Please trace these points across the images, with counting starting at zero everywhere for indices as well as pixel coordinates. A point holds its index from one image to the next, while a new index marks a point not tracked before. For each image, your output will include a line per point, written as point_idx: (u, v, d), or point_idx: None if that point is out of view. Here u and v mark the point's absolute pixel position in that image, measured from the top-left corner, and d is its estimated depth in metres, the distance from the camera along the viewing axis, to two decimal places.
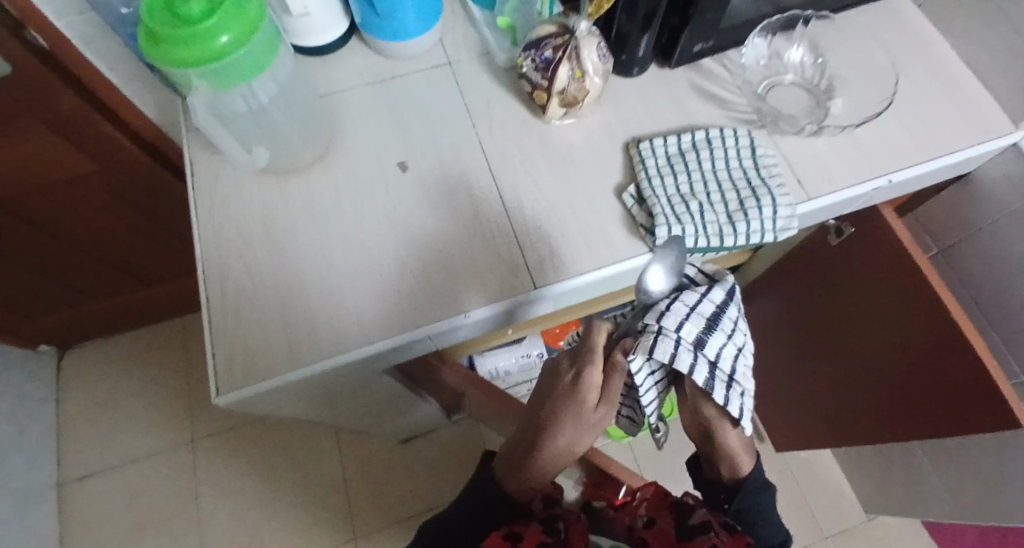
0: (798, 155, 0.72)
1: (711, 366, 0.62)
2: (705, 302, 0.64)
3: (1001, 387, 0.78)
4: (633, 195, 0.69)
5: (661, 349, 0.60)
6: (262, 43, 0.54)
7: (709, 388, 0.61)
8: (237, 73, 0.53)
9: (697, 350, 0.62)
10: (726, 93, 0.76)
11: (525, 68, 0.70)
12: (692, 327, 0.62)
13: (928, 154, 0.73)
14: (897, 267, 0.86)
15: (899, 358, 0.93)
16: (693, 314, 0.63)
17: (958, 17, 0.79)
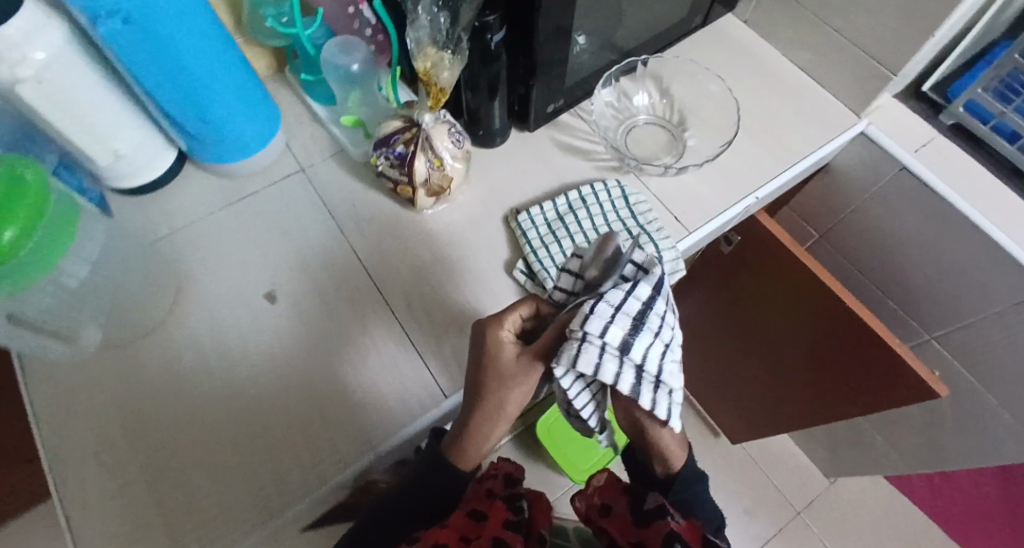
0: (669, 193, 0.72)
1: (640, 374, 0.52)
2: (631, 297, 0.51)
3: (910, 363, 0.81)
4: (524, 270, 0.67)
5: (585, 361, 0.50)
6: (57, 221, 0.48)
7: (637, 395, 0.52)
8: (34, 266, 0.46)
9: (623, 356, 0.51)
10: (589, 144, 0.76)
11: (381, 166, 0.66)
12: (616, 330, 0.51)
13: (786, 161, 0.75)
14: (787, 269, 0.89)
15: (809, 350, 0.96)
16: (619, 315, 0.51)
17: (782, 28, 0.84)
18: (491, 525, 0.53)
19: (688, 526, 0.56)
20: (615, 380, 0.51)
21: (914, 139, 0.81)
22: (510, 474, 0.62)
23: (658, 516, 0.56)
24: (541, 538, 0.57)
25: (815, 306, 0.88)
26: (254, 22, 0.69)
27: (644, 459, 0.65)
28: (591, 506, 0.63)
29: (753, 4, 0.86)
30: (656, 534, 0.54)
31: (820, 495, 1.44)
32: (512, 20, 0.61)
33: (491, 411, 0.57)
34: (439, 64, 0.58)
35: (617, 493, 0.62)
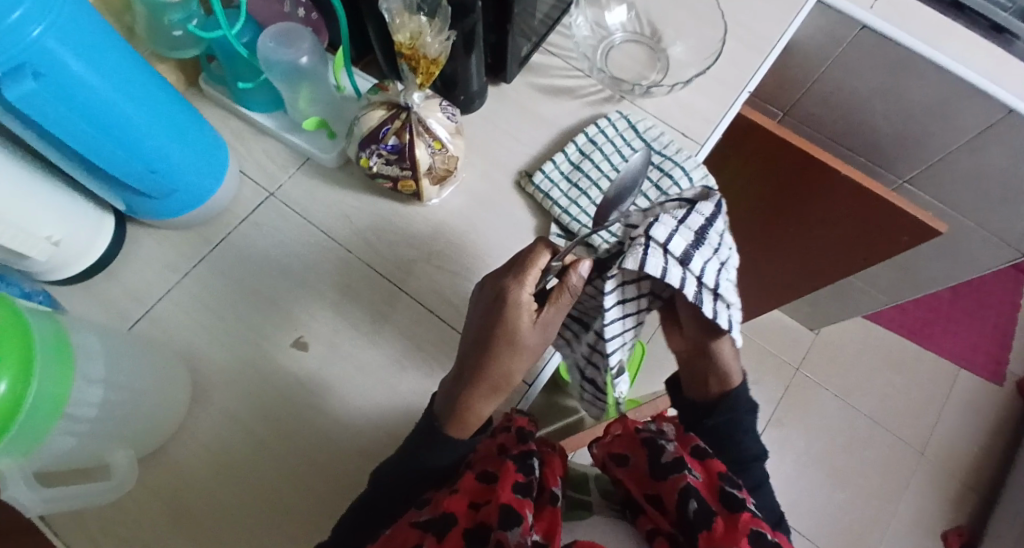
0: (670, 111, 0.68)
1: (702, 286, 0.45)
2: (695, 211, 0.45)
3: (912, 215, 0.82)
4: (560, 234, 0.62)
5: (651, 266, 0.42)
6: (50, 354, 0.38)
7: (698, 302, 0.45)
8: (39, 420, 0.37)
9: (685, 268, 0.43)
10: (572, 81, 0.70)
11: (374, 166, 0.58)
12: (679, 239, 0.43)
13: (763, 50, 0.71)
14: (774, 155, 0.88)
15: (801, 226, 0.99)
16: (683, 228, 0.44)
17: None
18: (495, 499, 0.41)
19: (707, 479, 0.46)
20: (678, 285, 0.43)
21: None
22: (523, 427, 0.51)
23: (675, 469, 0.46)
24: (555, 497, 0.43)
25: (806, 185, 0.89)
26: (159, 33, 0.55)
27: (692, 384, 0.57)
28: (605, 454, 0.52)
29: None
30: (672, 490, 0.45)
31: (810, 349, 1.41)
32: None
33: (496, 385, 0.48)
34: (422, 32, 0.50)
35: (636, 441, 0.51)
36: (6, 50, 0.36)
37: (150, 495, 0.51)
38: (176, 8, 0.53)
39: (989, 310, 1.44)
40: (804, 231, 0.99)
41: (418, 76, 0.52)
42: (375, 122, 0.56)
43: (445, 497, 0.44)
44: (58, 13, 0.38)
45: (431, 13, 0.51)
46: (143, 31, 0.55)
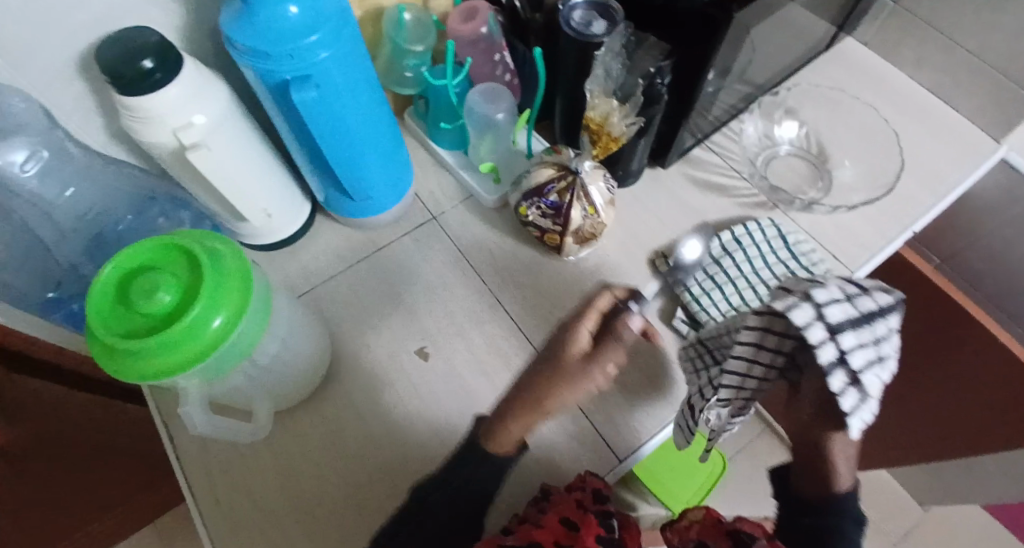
0: (822, 230, 0.69)
1: (843, 361, 0.45)
2: (867, 296, 0.47)
3: None
4: (684, 319, 0.63)
5: (798, 315, 0.45)
6: (257, 308, 0.46)
7: (829, 371, 0.45)
8: (232, 358, 0.44)
9: (832, 336, 0.45)
10: (728, 180, 0.74)
11: (530, 216, 0.64)
12: (839, 309, 0.45)
13: (938, 193, 0.71)
14: None
15: (935, 382, 0.92)
16: (848, 303, 0.46)
17: (908, 49, 0.79)
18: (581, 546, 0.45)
19: None
20: (816, 345, 0.45)
21: None
22: (600, 489, 0.51)
23: None
24: None
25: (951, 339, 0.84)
26: (392, 71, 0.65)
27: (798, 479, 0.53)
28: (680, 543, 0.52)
29: (878, 23, 0.80)
30: None
31: (916, 522, 1.27)
32: (678, 56, 0.56)
33: (531, 407, 0.51)
34: (611, 114, 0.59)
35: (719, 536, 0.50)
36: (300, 62, 0.45)
37: (268, 449, 0.57)
38: (413, 55, 0.63)
39: None
40: (938, 388, 0.92)
41: (596, 148, 0.63)
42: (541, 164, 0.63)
43: (530, 528, 0.47)
44: (346, 45, 0.47)
45: (623, 98, 0.60)
46: (379, 67, 0.65)
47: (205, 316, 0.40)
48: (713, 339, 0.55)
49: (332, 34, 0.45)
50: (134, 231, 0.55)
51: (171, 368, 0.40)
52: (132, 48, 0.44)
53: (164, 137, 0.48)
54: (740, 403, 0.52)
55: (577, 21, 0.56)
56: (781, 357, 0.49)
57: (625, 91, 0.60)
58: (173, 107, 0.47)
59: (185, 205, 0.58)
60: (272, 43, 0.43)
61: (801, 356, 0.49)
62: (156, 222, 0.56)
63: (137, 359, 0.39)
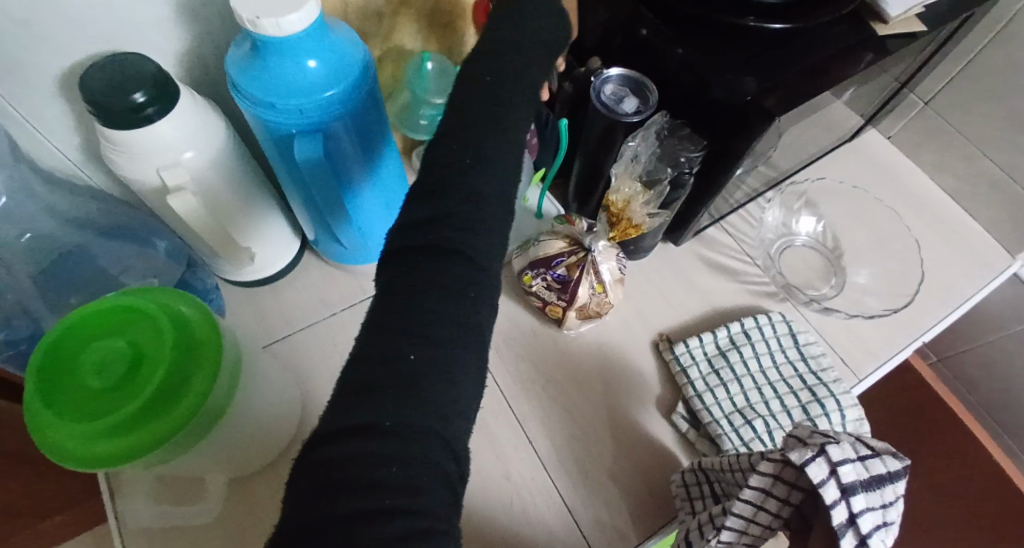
0: (832, 331, 0.66)
1: (853, 523, 0.41)
2: (878, 459, 0.43)
3: None
4: (685, 415, 0.60)
5: (810, 471, 0.41)
6: (227, 375, 0.41)
7: (838, 533, 0.41)
8: (198, 435, 0.40)
9: (843, 496, 0.41)
10: (740, 265, 0.71)
11: (534, 286, 0.60)
12: (852, 469, 0.42)
13: (948, 303, 0.69)
14: None
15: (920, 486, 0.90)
16: (860, 464, 0.42)
17: (931, 151, 0.78)
18: None
19: None
20: (828, 504, 0.41)
21: None
22: None
23: None
24: None
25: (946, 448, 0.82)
26: (408, 115, 0.60)
27: None
28: None
29: (902, 122, 0.79)
30: None
31: None
32: (706, 147, 0.54)
33: None
34: (634, 199, 0.58)
35: None
36: (307, 118, 0.41)
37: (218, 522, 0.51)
38: (431, 105, 0.59)
39: None
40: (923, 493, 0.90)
41: (613, 230, 0.60)
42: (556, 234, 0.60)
43: None
44: (360, 102, 0.43)
45: (648, 182, 0.58)
46: (394, 108, 0.60)
47: (164, 394, 0.37)
48: (712, 471, 0.51)
49: (348, 90, 0.41)
50: (101, 269, 0.51)
51: (122, 456, 0.36)
52: (124, 80, 0.39)
53: (148, 175, 0.44)
54: (741, 547, 0.47)
55: (608, 94, 0.56)
56: (789, 508, 0.45)
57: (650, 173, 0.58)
58: (163, 145, 0.43)
59: (159, 236, 0.53)
60: (281, 96, 0.39)
61: (808, 508, 0.45)
62: (128, 257, 0.52)
63: (85, 443, 0.36)
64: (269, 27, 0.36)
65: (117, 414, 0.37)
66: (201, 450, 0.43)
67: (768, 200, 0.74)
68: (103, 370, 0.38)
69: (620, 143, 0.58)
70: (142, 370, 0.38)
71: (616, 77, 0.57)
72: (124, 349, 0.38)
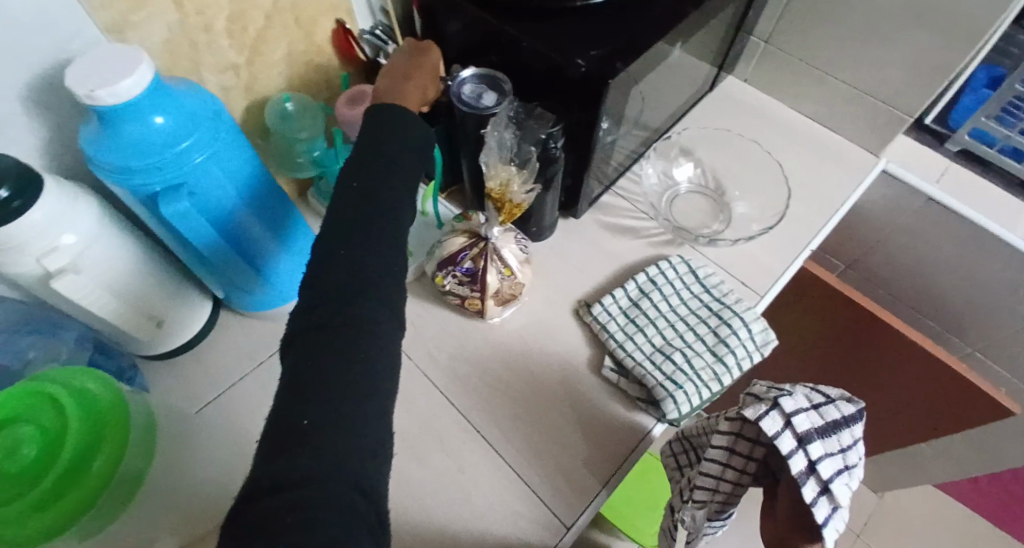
0: (731, 260, 0.72)
1: (813, 471, 0.44)
2: (830, 405, 0.46)
3: (978, 384, 0.80)
4: (614, 367, 0.63)
5: (765, 423, 0.45)
6: (141, 440, 0.43)
7: (800, 481, 0.44)
8: (119, 504, 0.41)
9: (800, 444, 0.44)
10: (637, 222, 0.76)
11: (447, 285, 0.63)
12: (805, 418, 0.45)
13: (827, 212, 0.76)
14: (831, 303, 0.89)
15: (860, 377, 0.96)
16: (814, 412, 0.46)
17: (785, 84, 0.86)
18: None
19: None
20: (786, 454, 0.44)
21: (934, 170, 0.83)
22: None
23: None
24: None
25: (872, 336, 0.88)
26: (285, 158, 0.62)
27: None
28: None
29: (752, 63, 0.87)
30: None
31: (873, 515, 1.26)
32: (565, 123, 0.60)
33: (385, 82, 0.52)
34: (511, 181, 0.60)
35: None
36: (169, 173, 0.43)
37: None
38: (303, 142, 0.61)
39: None
40: (863, 382, 0.97)
41: (501, 215, 0.62)
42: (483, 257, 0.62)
43: None
44: (222, 147, 0.45)
45: (520, 164, 0.61)
46: (273, 154, 0.62)
47: (76, 466, 0.38)
48: (693, 438, 0.56)
49: (204, 136, 0.43)
50: (4, 366, 0.50)
51: (49, 535, 0.37)
52: None
53: (29, 264, 0.45)
54: (716, 505, 0.52)
55: (468, 94, 0.59)
56: (754, 463, 0.49)
57: (523, 159, 0.60)
58: (37, 232, 0.44)
59: (64, 327, 0.54)
60: (135, 157, 0.41)
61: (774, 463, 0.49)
62: (32, 348, 0.52)
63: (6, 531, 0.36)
64: (106, 96, 0.38)
65: (31, 495, 0.37)
66: (137, 519, 0.44)
67: (648, 159, 0.80)
68: (11, 455, 0.38)
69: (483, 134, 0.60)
70: (51, 450, 0.38)
71: (471, 77, 0.60)
72: (31, 434, 0.39)
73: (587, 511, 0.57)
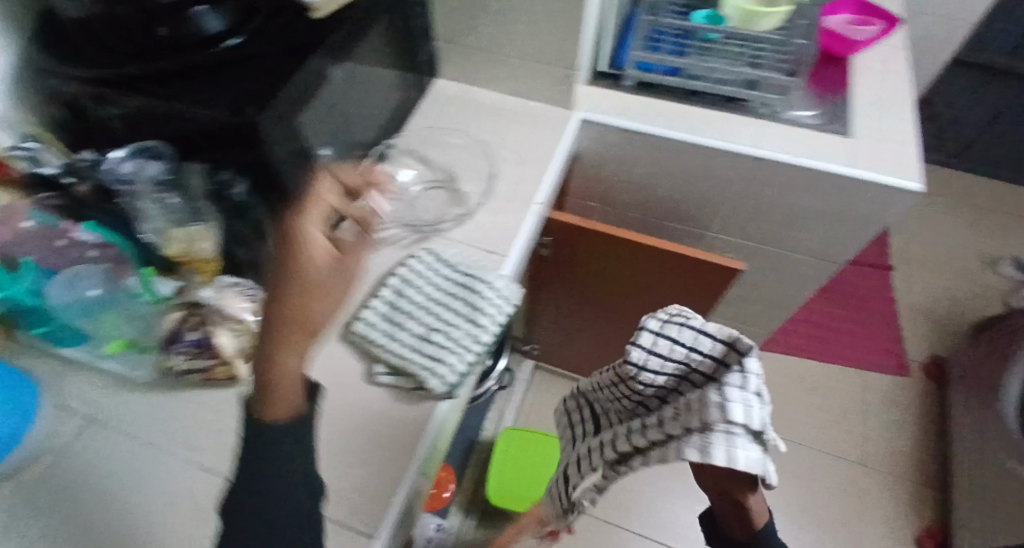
0: (470, 236, 0.78)
1: (758, 438, 0.43)
2: (751, 371, 0.45)
3: (707, 258, 0.92)
4: (385, 372, 0.65)
5: (721, 454, 0.42)
6: None
7: (752, 468, 0.42)
8: None
9: (744, 436, 0.42)
10: (381, 232, 0.78)
11: (183, 364, 0.61)
12: (742, 406, 0.42)
13: (540, 169, 0.86)
14: (580, 237, 0.98)
15: (637, 288, 1.09)
16: (753, 397, 0.43)
17: (478, 71, 0.95)
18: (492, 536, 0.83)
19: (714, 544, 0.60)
20: (732, 462, 0.42)
21: (618, 102, 0.96)
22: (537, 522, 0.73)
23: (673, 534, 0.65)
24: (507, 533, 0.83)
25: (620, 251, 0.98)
26: None
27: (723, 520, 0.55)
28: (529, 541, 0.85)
29: (445, 62, 0.95)
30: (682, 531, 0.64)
31: None
32: (250, 171, 0.61)
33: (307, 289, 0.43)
34: (192, 241, 0.66)
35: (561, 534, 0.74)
36: None
37: None
38: None
39: (866, 310, 1.61)
40: (641, 291, 1.09)
41: (200, 273, 0.67)
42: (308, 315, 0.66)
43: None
44: None
45: (195, 224, 0.67)
46: None
47: None
48: (631, 380, 0.57)
49: None
50: None
51: None
52: None
53: None
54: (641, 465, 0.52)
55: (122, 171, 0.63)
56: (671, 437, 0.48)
57: (199, 215, 0.66)
58: None
59: None
60: None
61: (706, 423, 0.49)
62: None
63: None
64: None
65: None
66: None
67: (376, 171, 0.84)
68: None
69: (140, 206, 0.65)
70: None
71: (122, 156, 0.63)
72: None
73: (392, 515, 0.58)
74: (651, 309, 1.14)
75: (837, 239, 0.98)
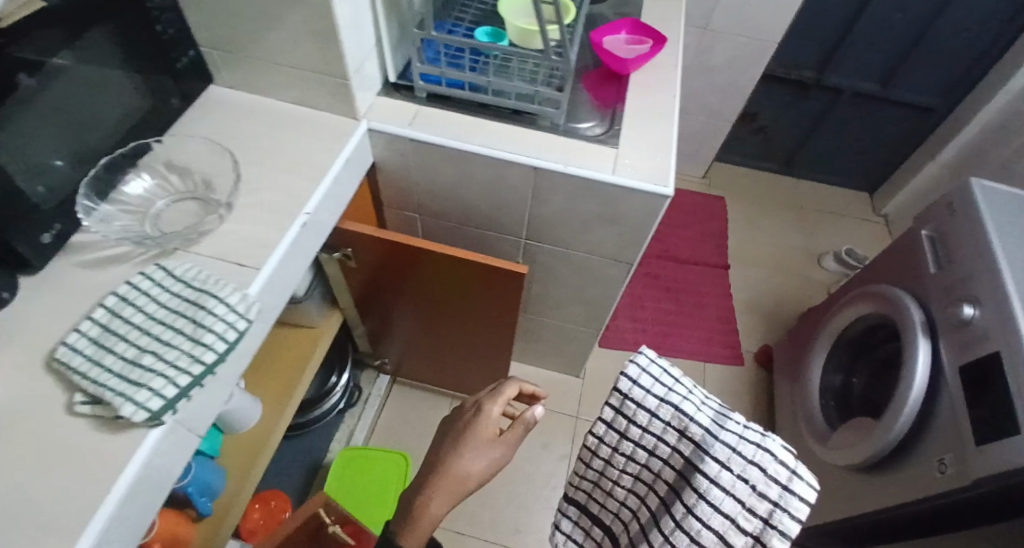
0: (221, 249, 0.74)
1: (787, 504, 0.40)
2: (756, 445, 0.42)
3: (492, 263, 0.93)
4: (86, 401, 0.61)
5: (798, 512, 0.40)
6: None
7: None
8: None
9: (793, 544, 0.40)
10: (115, 249, 0.73)
11: None
12: (797, 504, 0.40)
13: (315, 180, 0.83)
14: (371, 246, 0.95)
15: (444, 299, 1.07)
16: (798, 487, 0.41)
17: (256, 81, 0.92)
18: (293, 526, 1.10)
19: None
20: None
21: (405, 115, 0.96)
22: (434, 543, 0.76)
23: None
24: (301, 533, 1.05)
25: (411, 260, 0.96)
26: None
27: None
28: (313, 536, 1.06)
29: (220, 72, 0.92)
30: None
31: None
32: None
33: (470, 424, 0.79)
34: None
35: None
36: None
37: None
38: None
39: (704, 307, 1.69)
40: (449, 302, 1.08)
41: None
42: (422, 471, 0.76)
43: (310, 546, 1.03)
44: None
45: None
46: None
47: None
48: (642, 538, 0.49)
49: None
50: None
51: None
52: None
53: None
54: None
55: None
56: None
57: None
58: None
59: None
60: None
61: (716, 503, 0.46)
62: None
63: None
64: None
65: None
66: None
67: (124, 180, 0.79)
68: None
69: None
70: None
71: None
72: None
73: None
74: (464, 320, 1.13)
75: (628, 241, 1.01)
